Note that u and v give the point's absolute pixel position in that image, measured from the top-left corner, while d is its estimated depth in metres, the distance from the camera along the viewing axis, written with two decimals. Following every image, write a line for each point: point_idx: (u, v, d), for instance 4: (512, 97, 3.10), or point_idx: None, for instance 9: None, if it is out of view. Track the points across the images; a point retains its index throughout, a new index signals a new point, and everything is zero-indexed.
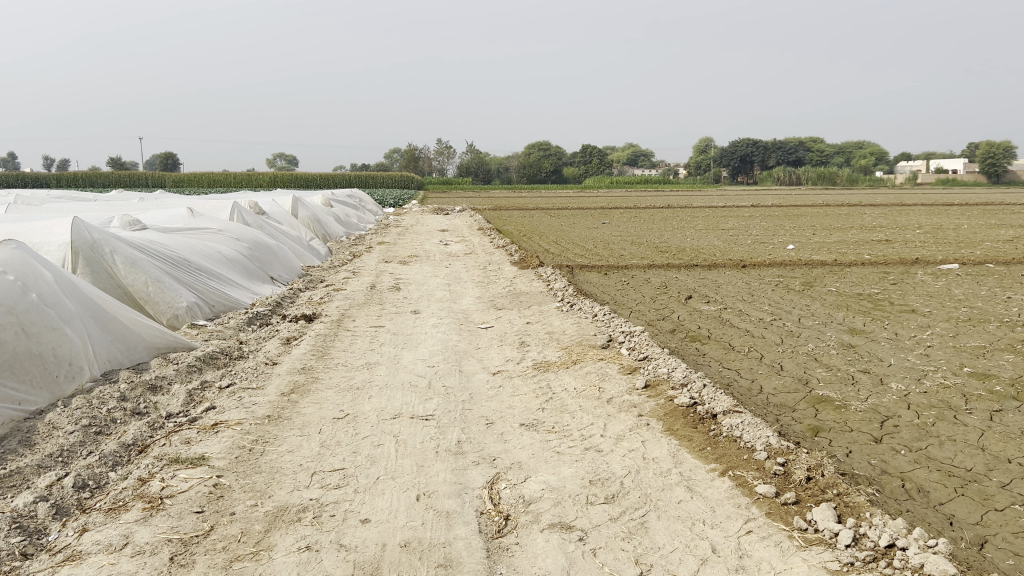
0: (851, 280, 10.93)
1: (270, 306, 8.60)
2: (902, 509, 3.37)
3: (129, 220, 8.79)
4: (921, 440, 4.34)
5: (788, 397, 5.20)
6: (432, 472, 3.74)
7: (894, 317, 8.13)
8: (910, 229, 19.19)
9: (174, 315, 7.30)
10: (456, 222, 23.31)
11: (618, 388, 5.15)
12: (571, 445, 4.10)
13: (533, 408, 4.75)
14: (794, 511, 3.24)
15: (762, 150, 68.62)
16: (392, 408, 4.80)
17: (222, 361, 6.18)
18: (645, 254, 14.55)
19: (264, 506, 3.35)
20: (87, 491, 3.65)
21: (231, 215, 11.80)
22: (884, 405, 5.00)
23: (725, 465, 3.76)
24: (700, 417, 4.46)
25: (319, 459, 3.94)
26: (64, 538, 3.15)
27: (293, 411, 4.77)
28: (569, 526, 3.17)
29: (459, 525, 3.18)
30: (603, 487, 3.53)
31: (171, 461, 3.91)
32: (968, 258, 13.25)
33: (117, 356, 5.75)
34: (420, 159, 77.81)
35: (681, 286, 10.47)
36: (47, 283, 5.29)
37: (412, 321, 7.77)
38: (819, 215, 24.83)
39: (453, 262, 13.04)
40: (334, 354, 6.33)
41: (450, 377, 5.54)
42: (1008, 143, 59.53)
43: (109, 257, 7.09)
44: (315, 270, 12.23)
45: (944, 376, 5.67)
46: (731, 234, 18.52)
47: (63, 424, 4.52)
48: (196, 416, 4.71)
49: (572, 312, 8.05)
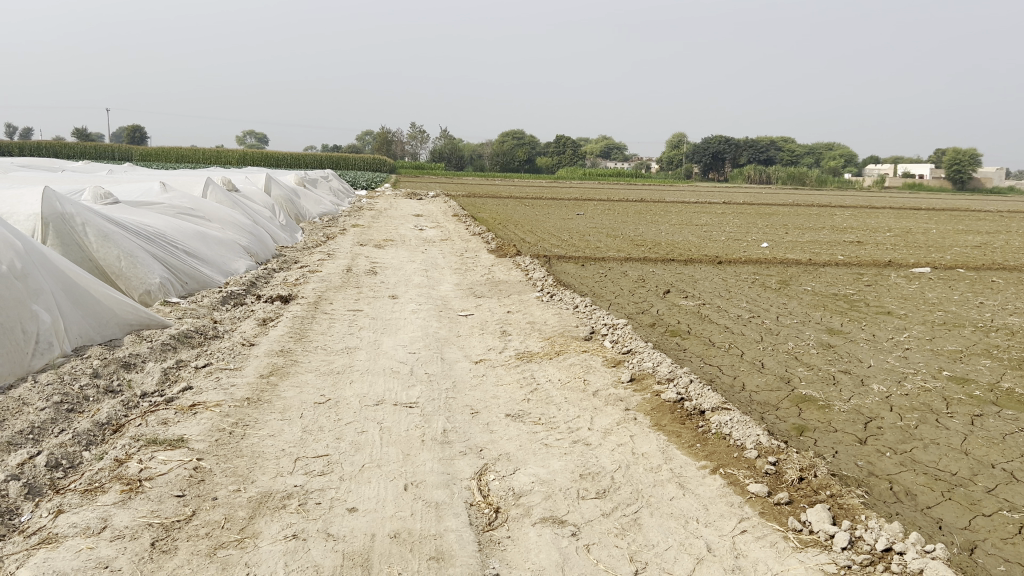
0: (826, 280, 11.01)
1: (244, 286, 8.45)
2: (893, 512, 3.37)
3: (101, 192, 8.57)
4: (906, 442, 4.35)
5: (772, 395, 5.20)
6: (419, 461, 3.66)
7: (871, 318, 8.18)
8: (881, 231, 19.41)
9: (147, 290, 7.13)
10: (431, 207, 23.15)
11: (603, 380, 5.12)
12: (558, 437, 4.04)
13: (518, 399, 4.70)
14: (787, 512, 3.22)
15: (734, 147, 69.07)
16: (375, 394, 4.71)
17: (197, 340, 6.04)
18: (621, 246, 14.57)
19: (248, 491, 3.26)
20: (60, 470, 3.53)
21: (205, 192, 11.60)
22: (867, 406, 5.01)
23: (715, 462, 3.74)
24: (688, 412, 4.44)
25: (301, 444, 3.85)
26: (39, 519, 3.03)
27: (273, 394, 4.67)
28: (562, 520, 3.12)
29: (449, 516, 3.11)
30: (594, 482, 3.48)
31: (148, 442, 3.79)
32: (939, 261, 13.44)
33: (88, 331, 5.59)
34: (394, 143, 77.20)
35: (659, 280, 10.47)
36: (19, 254, 5.13)
37: (391, 306, 7.66)
38: (792, 214, 24.94)
39: (429, 248, 12.94)
40: (313, 337, 6.21)
41: (432, 364, 5.46)
42: (975, 151, 60.11)
43: (81, 229, 6.91)
44: (289, 250, 12.05)
45: (925, 379, 5.70)
46: (705, 230, 18.62)
47: (34, 400, 4.37)
48: (173, 396, 4.59)
49: (552, 302, 8.00)
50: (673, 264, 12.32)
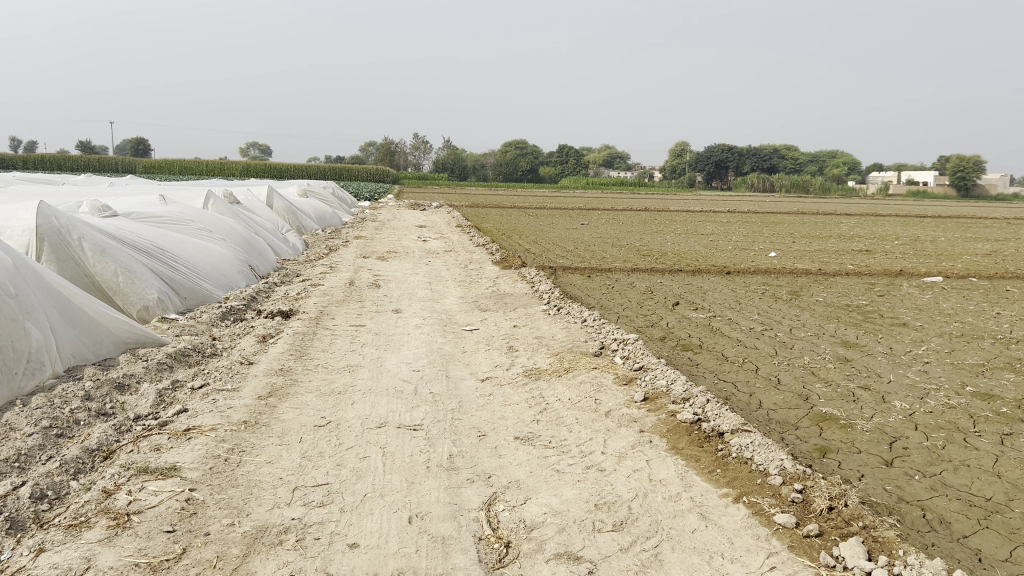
0: (838, 291, 10.79)
1: (244, 301, 8.26)
2: (929, 543, 3.17)
3: (99, 205, 8.41)
4: (935, 465, 4.14)
5: (790, 414, 4.98)
6: (425, 490, 3.46)
7: (887, 330, 7.97)
8: (889, 240, 19.18)
9: (145, 306, 6.95)
10: (434, 217, 22.97)
11: (615, 400, 4.91)
12: (571, 463, 3.84)
13: (527, 420, 4.49)
14: (818, 545, 3.02)
15: (738, 156, 68.88)
16: (378, 416, 4.51)
17: (194, 359, 5.86)
18: (627, 257, 14.32)
19: (243, 526, 3.06)
20: (45, 503, 3.33)
21: (207, 204, 11.44)
22: (891, 425, 4.80)
23: (738, 490, 3.54)
24: (706, 434, 4.24)
25: (301, 472, 3.65)
26: (19, 558, 2.83)
27: (271, 417, 4.46)
28: (577, 556, 2.92)
29: (457, 553, 2.92)
30: (610, 512, 3.28)
31: (139, 471, 3.60)
32: (951, 270, 13.20)
33: (81, 351, 5.41)
34: (397, 154, 77.31)
35: (667, 292, 10.24)
36: (9, 271, 4.95)
37: (394, 321, 7.47)
38: (798, 223, 24.67)
39: (433, 260, 12.73)
40: (314, 355, 6.02)
41: (437, 383, 5.25)
42: (979, 158, 59.66)
43: (78, 244, 6.73)
44: (291, 263, 11.86)
45: (947, 396, 5.47)
46: (712, 239, 18.40)
47: (21, 425, 4.18)
48: (167, 420, 4.40)
49: (560, 316, 7.80)
50: (681, 274, 12.10)
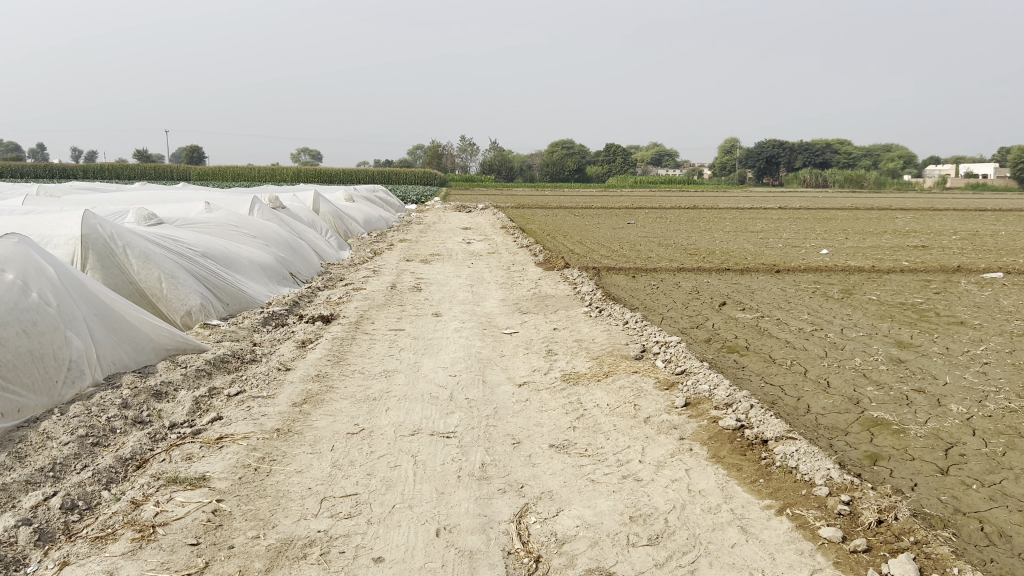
0: (892, 289, 10.43)
1: (286, 305, 8.28)
2: (987, 558, 2.98)
3: (145, 213, 8.50)
4: (994, 473, 3.92)
5: (840, 418, 4.79)
6: (454, 501, 3.37)
7: (943, 330, 7.66)
8: (948, 235, 18.58)
9: (188, 312, 6.93)
10: (479, 220, 22.90)
11: (655, 405, 4.76)
12: (607, 472, 3.71)
13: (563, 427, 4.37)
14: (866, 562, 2.86)
15: (789, 151, 67.71)
16: (411, 423, 4.43)
17: (233, 365, 5.86)
18: (673, 256, 14.09)
19: (267, 538, 3.01)
20: (75, 513, 3.31)
21: (252, 210, 11.51)
22: (946, 430, 4.57)
23: (782, 501, 3.37)
24: (749, 442, 4.08)
25: (330, 481, 3.59)
26: (43, 572, 2.81)
27: (304, 425, 4.42)
28: (609, 573, 2.80)
29: (485, 568, 2.82)
30: (645, 526, 3.14)
31: (168, 481, 3.57)
32: (1012, 266, 12.71)
33: (122, 359, 5.42)
34: (445, 157, 77.61)
35: (714, 292, 10.02)
36: (50, 279, 5.00)
37: (434, 325, 7.40)
38: (851, 218, 24.07)
39: (476, 262, 12.66)
40: (351, 360, 5.98)
41: (473, 388, 5.16)
42: None
43: (122, 252, 6.80)
44: (334, 267, 11.90)
45: (1008, 399, 5.20)
46: (761, 237, 18.03)
47: (58, 434, 4.19)
48: (202, 428, 4.38)
49: (601, 318, 7.66)
50: (729, 274, 11.84)
